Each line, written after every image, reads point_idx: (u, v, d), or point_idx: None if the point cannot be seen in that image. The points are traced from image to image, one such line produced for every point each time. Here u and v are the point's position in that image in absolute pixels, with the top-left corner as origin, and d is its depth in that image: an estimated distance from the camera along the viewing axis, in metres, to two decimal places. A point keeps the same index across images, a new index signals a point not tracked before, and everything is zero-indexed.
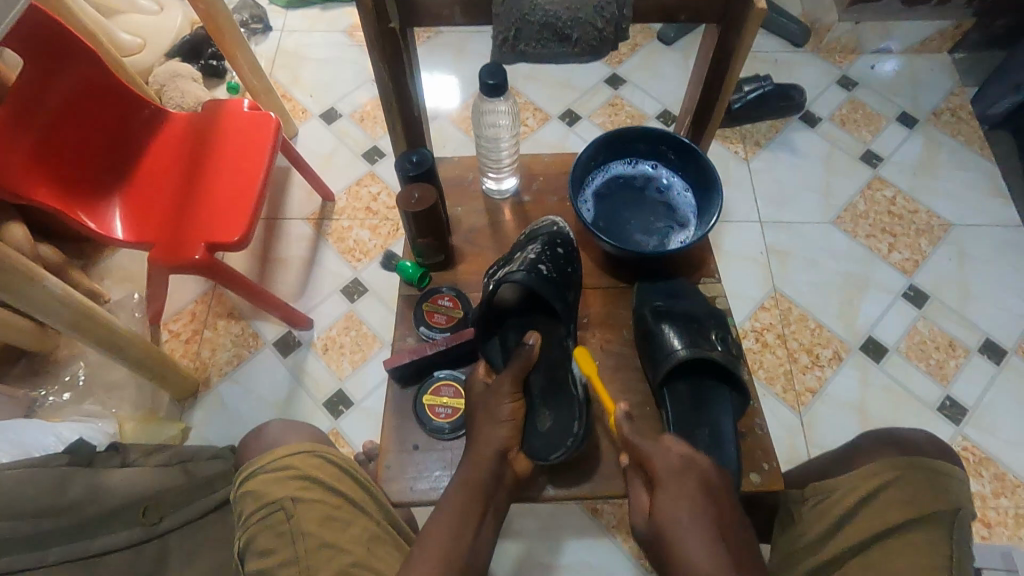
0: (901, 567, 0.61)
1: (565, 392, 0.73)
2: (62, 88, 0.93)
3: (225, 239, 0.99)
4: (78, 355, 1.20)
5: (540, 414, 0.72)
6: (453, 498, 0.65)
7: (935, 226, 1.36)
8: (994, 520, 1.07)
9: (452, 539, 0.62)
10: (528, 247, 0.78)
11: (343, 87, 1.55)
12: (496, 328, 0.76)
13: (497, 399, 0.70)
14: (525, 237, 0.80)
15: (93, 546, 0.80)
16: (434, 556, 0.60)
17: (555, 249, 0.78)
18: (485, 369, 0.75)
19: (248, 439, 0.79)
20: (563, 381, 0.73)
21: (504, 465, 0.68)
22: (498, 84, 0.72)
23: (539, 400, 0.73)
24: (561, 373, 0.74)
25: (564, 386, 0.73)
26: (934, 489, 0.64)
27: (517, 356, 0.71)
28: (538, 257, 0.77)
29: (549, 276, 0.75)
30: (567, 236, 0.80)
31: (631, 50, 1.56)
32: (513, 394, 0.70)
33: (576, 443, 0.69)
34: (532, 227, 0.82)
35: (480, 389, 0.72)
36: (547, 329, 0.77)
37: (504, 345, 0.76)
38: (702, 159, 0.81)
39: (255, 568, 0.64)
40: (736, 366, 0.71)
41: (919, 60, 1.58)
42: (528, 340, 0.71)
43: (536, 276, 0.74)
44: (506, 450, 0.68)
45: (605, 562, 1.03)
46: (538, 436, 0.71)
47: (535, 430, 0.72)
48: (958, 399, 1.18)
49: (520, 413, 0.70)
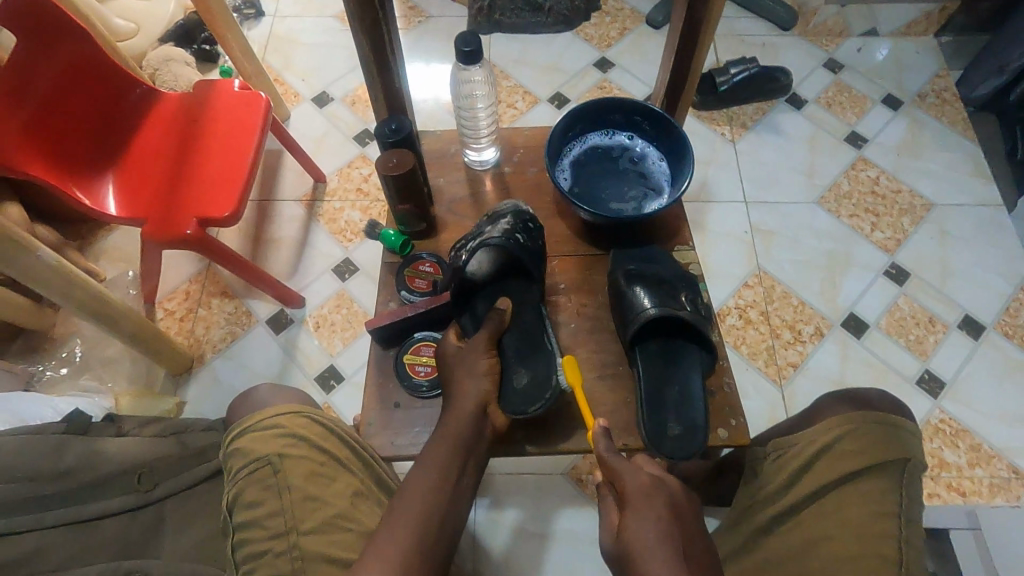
0: (851, 515, 0.66)
1: (538, 349, 0.76)
2: (54, 66, 0.95)
3: (216, 215, 1.01)
4: (74, 332, 1.23)
5: (516, 371, 0.75)
6: (435, 452, 0.66)
7: (917, 206, 1.38)
8: (970, 489, 1.10)
9: (435, 486, 0.64)
10: (499, 219, 0.79)
11: (335, 71, 1.57)
12: (467, 298, 0.79)
13: (475, 355, 0.73)
14: (493, 214, 0.81)
15: (88, 510, 0.81)
16: (420, 505, 0.62)
17: (527, 223, 0.80)
18: (455, 335, 0.77)
19: (235, 403, 0.81)
20: (537, 344, 0.77)
21: (483, 417, 0.70)
22: (473, 51, 0.75)
23: (515, 358, 0.76)
24: (534, 331, 0.78)
25: (538, 346, 0.76)
26: (884, 441, 0.68)
27: (488, 322, 0.74)
28: (513, 228, 0.78)
29: (525, 246, 0.78)
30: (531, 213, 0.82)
31: (620, 34, 1.58)
32: (489, 351, 0.73)
33: (554, 396, 0.72)
34: (497, 206, 0.83)
35: (452, 352, 0.74)
36: (518, 296, 0.79)
37: (475, 316, 0.78)
38: (675, 128, 0.84)
39: (242, 519, 0.66)
40: (705, 325, 0.75)
41: (905, 42, 1.59)
42: (499, 306, 0.75)
43: (512, 244, 0.77)
44: (486, 402, 0.71)
45: (589, 530, 1.06)
46: (516, 392, 0.74)
47: (511, 386, 0.74)
48: (937, 373, 1.20)
49: (496, 368, 0.73)
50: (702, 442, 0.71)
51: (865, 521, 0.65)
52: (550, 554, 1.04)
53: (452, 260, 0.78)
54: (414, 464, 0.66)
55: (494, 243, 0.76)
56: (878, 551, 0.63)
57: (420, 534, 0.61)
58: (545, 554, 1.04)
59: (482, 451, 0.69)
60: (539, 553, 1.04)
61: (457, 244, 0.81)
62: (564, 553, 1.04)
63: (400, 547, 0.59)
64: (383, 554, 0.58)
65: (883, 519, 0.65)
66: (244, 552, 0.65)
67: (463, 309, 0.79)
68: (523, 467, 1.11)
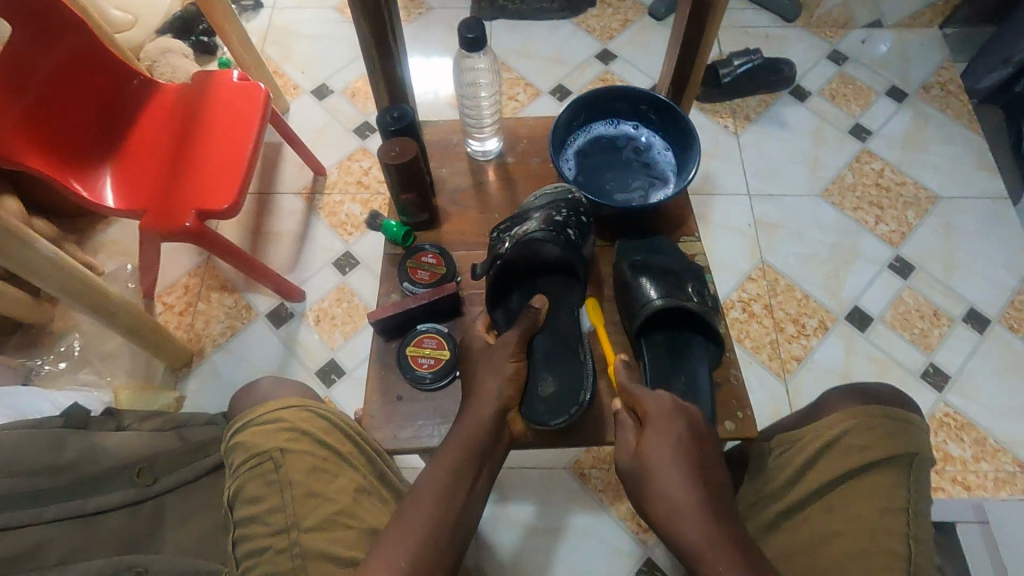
0: (861, 509, 0.65)
1: (569, 356, 0.76)
2: (51, 56, 0.94)
3: (215, 207, 1.00)
4: (73, 327, 1.22)
5: (543, 377, 0.74)
6: (448, 457, 0.65)
7: (922, 199, 1.37)
8: (974, 483, 1.09)
9: (446, 490, 0.63)
10: (550, 209, 0.78)
11: (335, 63, 1.55)
12: (504, 289, 0.79)
13: (501, 357, 0.72)
14: (545, 199, 0.80)
15: (85, 506, 0.80)
16: (429, 510, 0.61)
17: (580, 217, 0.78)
18: (486, 326, 0.77)
19: (237, 398, 0.80)
20: (567, 348, 0.76)
21: (503, 425, 0.69)
22: (477, 38, 0.74)
23: (543, 362, 0.75)
24: (570, 338, 0.76)
25: (568, 351, 0.76)
26: (892, 435, 0.67)
27: (522, 318, 0.74)
28: (565, 220, 0.77)
29: (573, 242, 0.76)
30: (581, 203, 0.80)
31: (622, 25, 1.56)
32: (515, 355, 0.72)
33: (581, 409, 0.70)
34: (551, 190, 0.81)
35: (480, 347, 0.74)
36: (556, 294, 0.79)
37: (509, 307, 0.78)
38: (681, 117, 0.83)
39: (243, 515, 0.66)
40: (712, 317, 0.74)
41: (909, 34, 1.58)
42: (534, 303, 0.75)
43: (559, 240, 0.75)
44: (507, 408, 0.70)
45: (593, 525, 1.05)
46: (540, 400, 0.73)
47: (536, 394, 0.73)
48: (941, 367, 1.20)
49: (523, 372, 0.72)
50: (708, 433, 0.70)
51: (872, 517, 0.65)
52: (553, 548, 1.04)
53: (495, 247, 0.78)
54: (425, 466, 0.65)
55: (539, 235, 0.75)
56: (886, 547, 0.63)
57: (427, 537, 0.59)
58: (548, 549, 1.04)
59: (498, 456, 0.68)
60: (542, 548, 1.04)
61: (502, 226, 0.80)
62: (567, 548, 1.04)
63: (407, 552, 0.58)
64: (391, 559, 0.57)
65: (889, 514, 0.64)
66: (244, 548, 0.64)
67: (499, 302, 0.79)
68: (525, 463, 1.10)
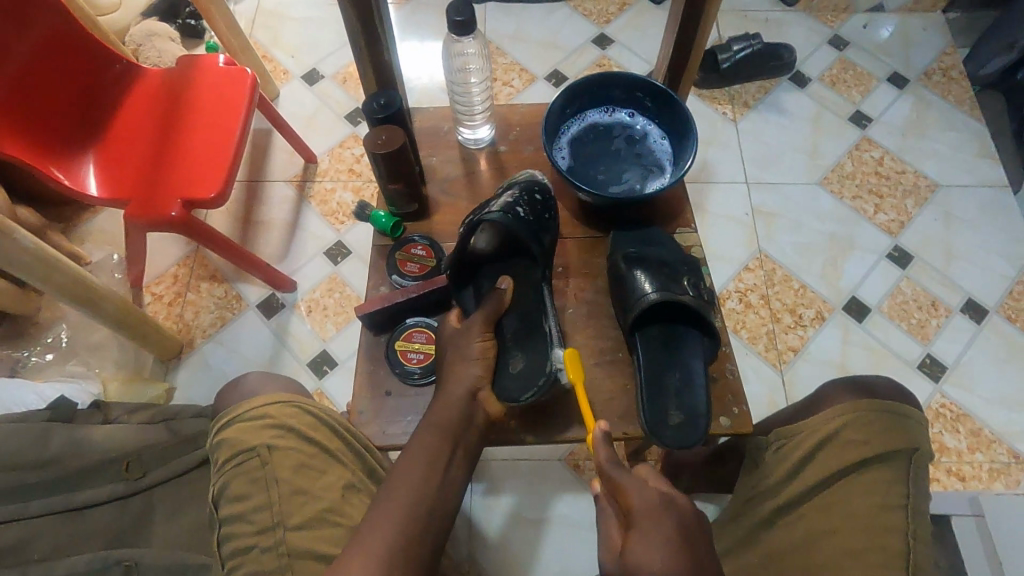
0: (858, 506, 0.64)
1: (536, 334, 0.74)
2: (26, 41, 0.91)
3: (201, 196, 0.98)
4: (60, 317, 1.20)
5: (513, 355, 0.73)
6: (421, 442, 0.65)
7: (921, 187, 1.35)
8: (969, 474, 1.09)
9: (422, 478, 0.62)
10: (503, 193, 0.77)
11: (325, 47, 1.52)
12: (471, 275, 0.77)
13: (468, 339, 0.70)
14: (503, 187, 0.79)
15: (73, 500, 0.79)
16: (407, 495, 0.60)
17: (532, 197, 0.77)
18: (456, 314, 0.75)
19: (223, 393, 0.79)
20: (535, 328, 0.74)
21: (473, 404, 0.68)
22: (465, 21, 0.71)
23: (512, 341, 0.73)
24: (534, 316, 0.75)
25: (536, 329, 0.74)
26: (891, 430, 0.66)
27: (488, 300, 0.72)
28: (515, 200, 0.76)
29: (524, 218, 0.74)
30: (544, 185, 0.79)
31: (619, 9, 1.53)
32: (484, 333, 0.71)
33: (546, 383, 0.69)
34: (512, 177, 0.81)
35: (449, 332, 0.73)
36: (523, 280, 0.77)
37: (477, 293, 0.77)
38: (677, 104, 0.81)
39: (229, 512, 0.64)
40: (708, 310, 0.72)
41: (912, 19, 1.55)
42: (500, 284, 0.73)
43: (512, 218, 0.73)
44: (477, 388, 0.68)
45: (586, 517, 1.05)
46: (511, 377, 0.71)
47: (507, 371, 0.72)
48: (938, 357, 1.19)
49: (491, 352, 0.70)
50: (703, 429, 0.69)
51: (871, 514, 0.64)
52: (546, 540, 1.03)
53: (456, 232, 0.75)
54: (401, 454, 0.64)
55: (494, 215, 0.73)
56: (882, 544, 0.62)
57: (403, 523, 0.58)
58: (541, 541, 1.03)
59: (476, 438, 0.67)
60: (536, 540, 1.03)
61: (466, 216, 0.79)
62: (561, 539, 1.03)
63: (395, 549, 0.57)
64: (367, 547, 0.56)
65: (887, 510, 0.63)
66: (229, 547, 0.63)
67: (467, 285, 0.77)
68: (519, 455, 1.09)
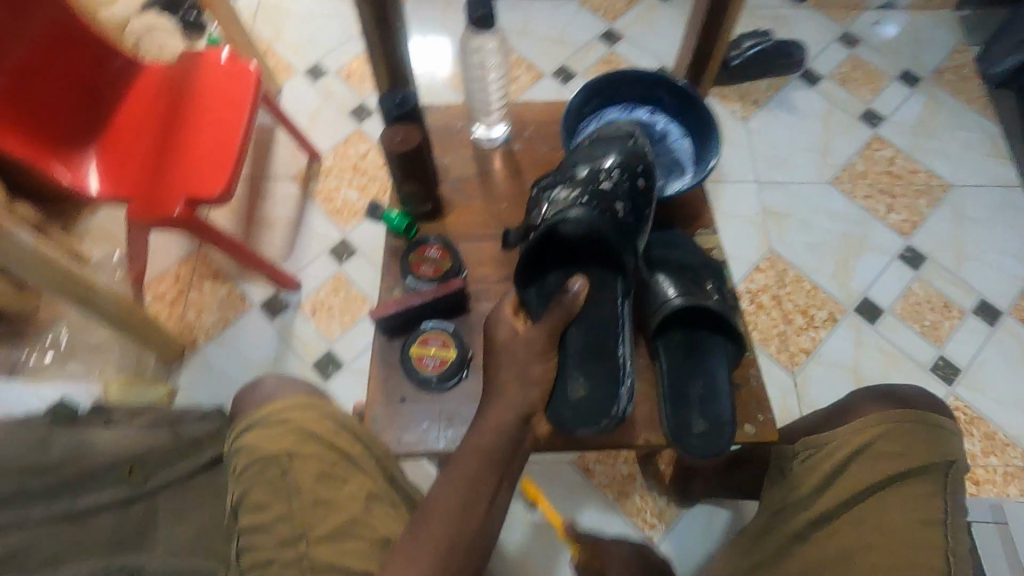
0: (897, 520, 0.63)
1: (607, 358, 0.71)
2: (25, 34, 0.89)
3: (206, 194, 0.95)
4: (59, 317, 1.17)
5: (574, 380, 0.70)
6: (462, 461, 0.61)
7: (934, 187, 1.34)
8: (983, 478, 1.08)
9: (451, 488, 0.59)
10: (602, 175, 0.74)
11: (328, 42, 1.49)
12: (541, 269, 0.73)
13: (520, 347, 0.66)
14: (604, 156, 0.76)
15: (76, 506, 0.77)
16: (447, 520, 0.57)
17: (632, 185, 0.74)
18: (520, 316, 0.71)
19: (239, 396, 0.77)
20: (609, 348, 0.71)
21: (525, 430, 0.65)
22: (485, 15, 0.71)
23: (576, 360, 0.71)
24: (607, 334, 0.72)
25: (605, 354, 0.71)
26: (927, 442, 0.66)
27: (557, 306, 0.68)
28: (613, 191, 0.73)
29: (617, 216, 0.73)
30: (649, 165, 0.76)
31: (627, 5, 1.51)
32: (546, 356, 0.67)
33: (609, 426, 0.67)
34: (612, 141, 0.77)
35: (506, 336, 0.68)
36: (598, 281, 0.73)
37: (544, 292, 0.73)
38: (699, 102, 0.79)
39: (248, 522, 0.63)
40: (733, 315, 0.71)
41: (923, 16, 1.53)
42: (573, 287, 0.69)
43: (602, 218, 0.71)
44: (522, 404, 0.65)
45: (596, 521, 1.03)
46: (569, 403, 0.68)
47: (565, 394, 0.69)
48: (952, 359, 1.18)
49: (551, 374, 0.67)
50: (729, 437, 0.68)
51: (910, 528, 0.62)
52: (555, 544, 1.02)
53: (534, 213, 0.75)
54: (432, 485, 0.60)
55: (577, 213, 0.71)
56: (920, 559, 0.60)
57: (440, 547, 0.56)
58: (550, 545, 1.02)
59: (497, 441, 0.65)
60: (546, 544, 1.02)
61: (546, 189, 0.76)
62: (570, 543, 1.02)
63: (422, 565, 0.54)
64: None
65: (926, 525, 0.62)
66: (249, 559, 0.62)
67: (532, 282, 0.73)
68: (528, 458, 1.07)
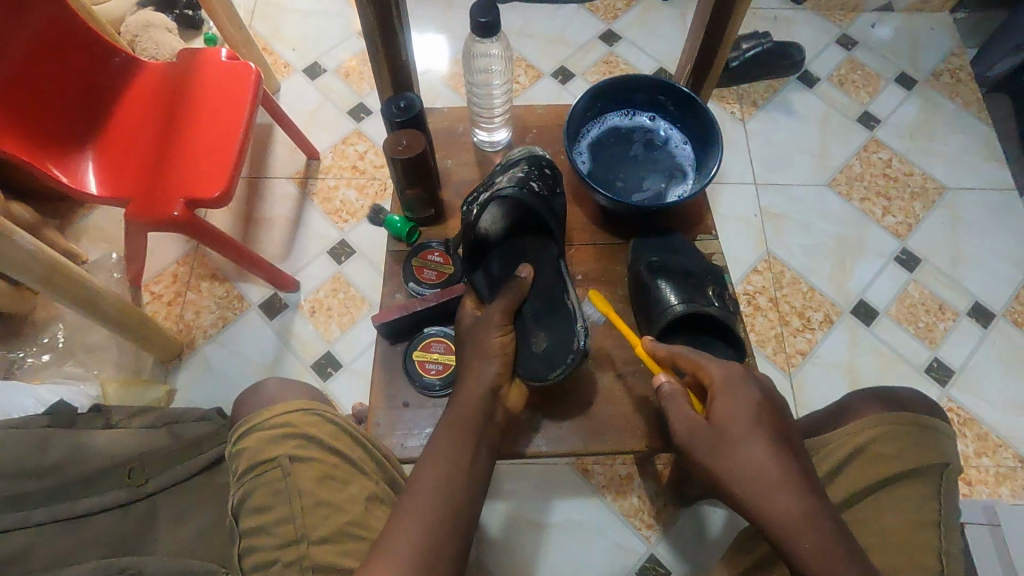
0: (894, 521, 0.64)
1: (560, 309, 0.73)
2: (23, 33, 0.88)
3: (204, 195, 0.95)
4: (57, 317, 1.17)
5: (535, 334, 0.72)
6: (441, 442, 0.62)
7: (929, 189, 1.35)
8: (976, 479, 1.09)
9: (440, 482, 0.59)
10: (512, 169, 0.76)
11: (327, 40, 1.48)
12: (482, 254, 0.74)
13: (486, 331, 0.70)
14: (505, 165, 0.78)
15: (77, 508, 0.76)
16: (432, 498, 0.58)
17: (542, 172, 0.76)
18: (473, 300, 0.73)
19: (241, 399, 0.77)
20: (559, 304, 0.73)
21: (494, 402, 0.67)
22: (490, 23, 0.70)
23: (533, 320, 0.73)
24: (555, 292, 0.73)
25: (559, 308, 0.73)
26: (922, 444, 0.67)
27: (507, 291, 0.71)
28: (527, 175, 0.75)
29: (540, 193, 0.74)
30: (548, 160, 0.79)
31: (627, 5, 1.51)
32: (502, 325, 0.70)
33: (575, 360, 0.68)
34: (511, 155, 0.79)
35: (470, 322, 0.73)
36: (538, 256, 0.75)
37: (489, 275, 0.74)
38: (702, 109, 0.80)
39: (250, 524, 0.63)
40: (734, 322, 0.72)
41: (921, 19, 1.54)
42: (522, 273, 0.72)
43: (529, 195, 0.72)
44: (496, 387, 0.68)
45: (594, 521, 1.04)
46: (535, 357, 0.71)
47: (531, 350, 0.72)
48: (945, 361, 1.19)
49: (508, 348, 0.70)
50: None
51: (906, 529, 0.63)
52: (553, 544, 1.02)
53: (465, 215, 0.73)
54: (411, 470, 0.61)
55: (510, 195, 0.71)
56: (916, 560, 0.61)
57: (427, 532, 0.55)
58: (548, 544, 1.02)
59: (493, 439, 0.65)
60: (544, 545, 1.02)
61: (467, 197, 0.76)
62: (569, 542, 1.03)
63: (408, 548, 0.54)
64: (395, 553, 0.54)
65: (922, 527, 0.63)
66: (250, 561, 0.62)
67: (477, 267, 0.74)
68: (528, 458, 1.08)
